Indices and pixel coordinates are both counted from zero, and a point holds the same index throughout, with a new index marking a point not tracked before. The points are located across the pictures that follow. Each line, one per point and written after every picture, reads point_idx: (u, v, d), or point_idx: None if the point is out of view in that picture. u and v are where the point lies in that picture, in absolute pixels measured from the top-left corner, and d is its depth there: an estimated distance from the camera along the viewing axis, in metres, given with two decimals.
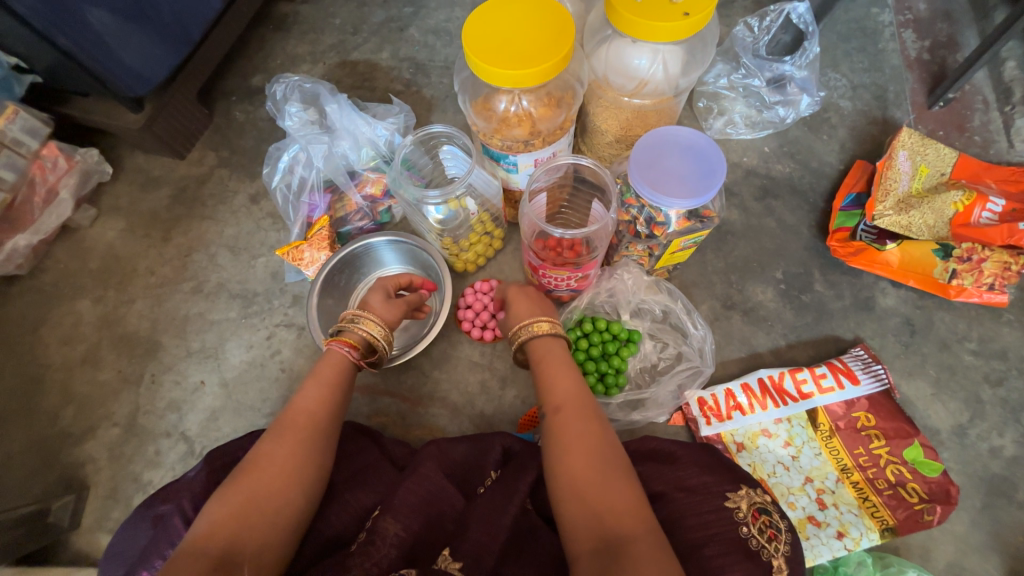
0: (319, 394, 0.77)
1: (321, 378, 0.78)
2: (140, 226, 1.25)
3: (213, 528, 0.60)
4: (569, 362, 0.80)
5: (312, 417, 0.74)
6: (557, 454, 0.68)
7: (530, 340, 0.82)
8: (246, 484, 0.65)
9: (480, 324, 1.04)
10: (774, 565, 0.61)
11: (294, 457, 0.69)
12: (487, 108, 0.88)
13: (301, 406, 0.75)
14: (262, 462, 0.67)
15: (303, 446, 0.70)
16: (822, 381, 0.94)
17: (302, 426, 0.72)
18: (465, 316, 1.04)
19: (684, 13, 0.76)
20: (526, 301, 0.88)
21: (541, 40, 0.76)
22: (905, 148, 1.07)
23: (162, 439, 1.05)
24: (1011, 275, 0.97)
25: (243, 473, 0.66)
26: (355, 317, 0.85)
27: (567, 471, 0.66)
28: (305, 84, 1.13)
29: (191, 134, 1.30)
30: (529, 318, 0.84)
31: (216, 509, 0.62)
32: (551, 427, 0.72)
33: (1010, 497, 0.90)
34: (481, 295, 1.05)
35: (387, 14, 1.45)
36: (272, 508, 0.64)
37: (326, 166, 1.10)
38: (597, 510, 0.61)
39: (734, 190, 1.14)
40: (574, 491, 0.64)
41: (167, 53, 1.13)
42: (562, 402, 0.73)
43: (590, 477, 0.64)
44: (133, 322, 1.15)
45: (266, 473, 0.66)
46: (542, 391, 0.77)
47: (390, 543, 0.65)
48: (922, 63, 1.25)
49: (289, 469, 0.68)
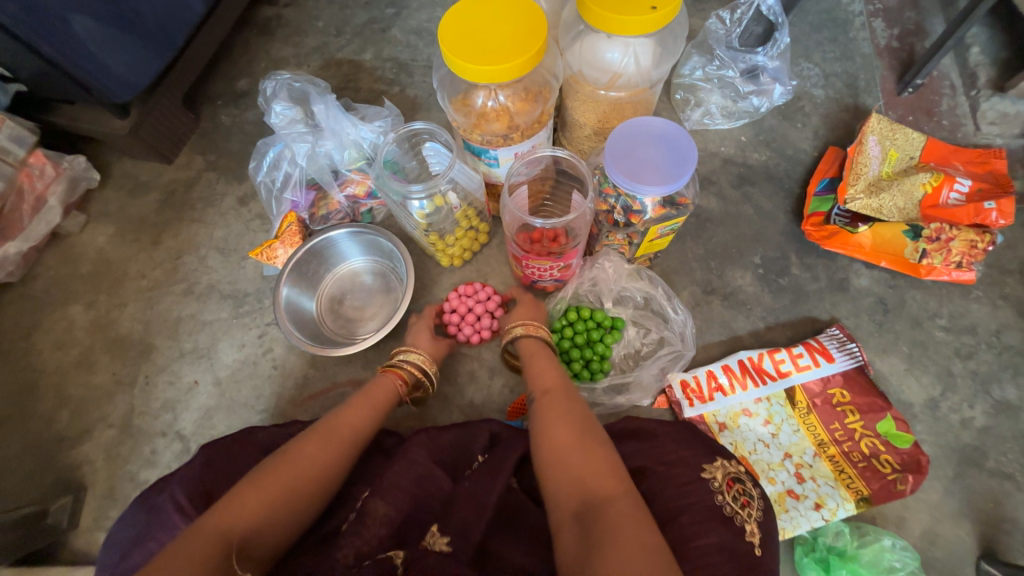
0: (366, 413, 0.82)
1: (372, 399, 0.84)
2: (130, 230, 1.26)
3: (244, 504, 0.63)
4: (553, 354, 0.86)
5: (352, 432, 0.78)
6: (543, 429, 0.72)
7: (519, 339, 0.89)
8: (281, 472, 0.69)
9: (467, 326, 1.04)
10: (747, 529, 0.65)
11: (328, 464, 0.73)
12: (465, 104, 0.91)
13: (348, 420, 0.80)
14: (295, 459, 0.71)
15: (336, 452, 0.74)
16: (799, 360, 0.97)
17: (343, 436, 0.77)
18: (451, 319, 1.05)
19: (652, 7, 0.78)
20: (528, 306, 0.96)
21: (514, 37, 0.79)
22: (874, 133, 1.11)
23: (159, 439, 1.07)
24: (978, 253, 1.01)
25: (275, 464, 0.69)
26: (408, 355, 0.94)
27: (550, 444, 0.69)
28: (295, 82, 1.13)
29: (177, 139, 1.32)
30: (516, 323, 0.91)
31: (247, 491, 0.65)
32: (539, 408, 0.76)
33: (981, 465, 0.93)
34: (469, 298, 1.05)
35: (370, 16, 1.47)
36: (296, 503, 0.67)
37: (310, 166, 1.13)
38: (578, 475, 0.63)
39: (712, 179, 1.17)
40: (557, 460, 0.67)
41: (151, 59, 1.15)
42: (549, 387, 0.79)
43: (574, 446, 0.67)
44: (126, 325, 1.17)
45: (300, 472, 0.69)
46: (530, 379, 0.82)
47: (380, 522, 0.68)
48: (891, 51, 1.29)
49: (324, 474, 0.71)
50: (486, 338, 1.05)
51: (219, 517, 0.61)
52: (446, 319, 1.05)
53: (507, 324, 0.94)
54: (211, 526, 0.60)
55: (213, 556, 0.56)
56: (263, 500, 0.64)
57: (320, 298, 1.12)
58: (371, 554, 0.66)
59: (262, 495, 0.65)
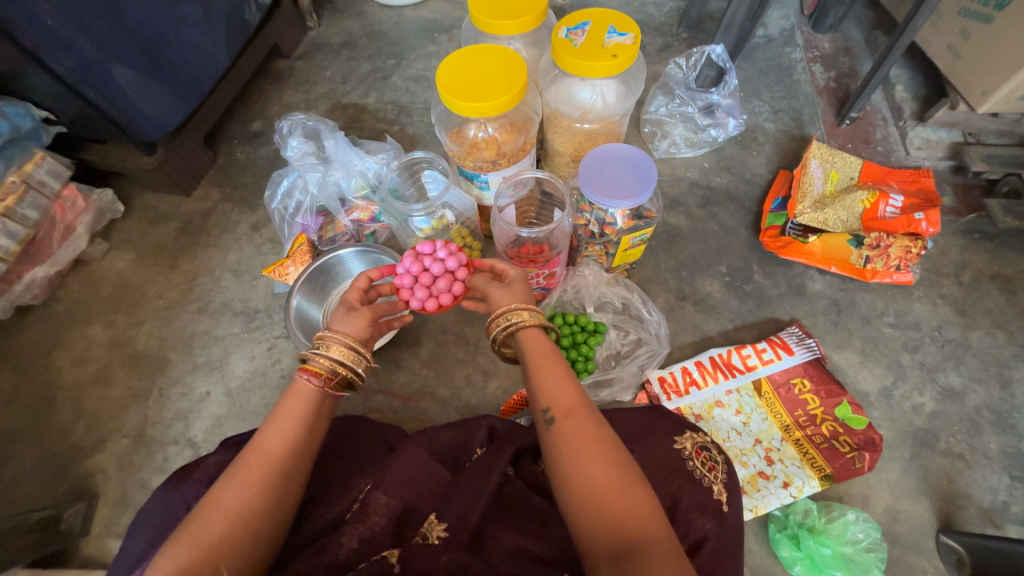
0: (289, 431, 0.71)
1: (289, 414, 0.72)
2: (149, 256, 1.37)
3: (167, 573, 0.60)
4: (564, 360, 0.75)
5: (272, 459, 0.68)
6: (572, 462, 0.65)
7: (520, 331, 0.77)
8: (197, 526, 0.63)
9: (420, 291, 0.87)
10: (713, 489, 0.74)
11: (251, 502, 0.65)
12: (460, 135, 1.05)
13: (265, 445, 0.69)
14: (209, 509, 0.64)
15: (256, 486, 0.66)
16: (763, 354, 1.08)
17: (266, 464, 0.68)
18: (403, 281, 0.88)
19: (613, 55, 0.95)
20: (522, 286, 0.83)
21: (499, 80, 0.94)
22: (816, 157, 1.27)
23: (171, 446, 1.13)
24: (912, 257, 1.15)
25: (196, 517, 0.64)
26: (323, 344, 0.78)
27: (585, 482, 0.63)
28: (308, 121, 1.30)
29: (196, 174, 1.46)
30: (515, 305, 0.79)
31: (168, 556, 0.61)
32: (560, 432, 0.68)
33: (933, 446, 1.02)
34: (423, 258, 0.89)
35: (373, 66, 1.68)
36: (226, 554, 0.62)
37: (320, 193, 1.25)
38: (617, 516, 0.61)
39: (681, 201, 1.32)
40: (594, 500, 0.62)
41: (181, 105, 1.31)
42: (569, 404, 0.70)
43: (611, 485, 0.63)
44: (143, 341, 1.25)
45: (222, 517, 0.64)
46: (542, 390, 0.72)
47: (380, 513, 0.74)
48: (830, 90, 1.48)
49: (250, 512, 0.65)
50: (444, 306, 0.88)
51: None
52: (398, 282, 0.89)
53: (497, 304, 0.81)
54: None
55: None
56: (179, 562, 0.60)
57: (328, 310, 1.22)
58: (372, 540, 0.72)
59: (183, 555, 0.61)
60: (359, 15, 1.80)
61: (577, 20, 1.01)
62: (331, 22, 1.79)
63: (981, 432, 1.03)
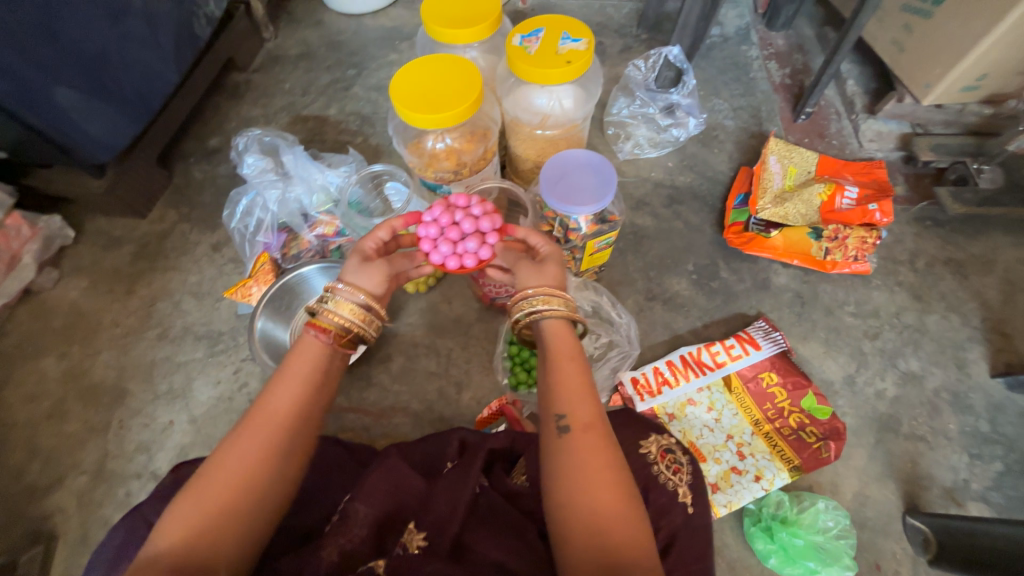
0: (296, 392, 0.70)
1: (295, 374, 0.71)
2: (104, 282, 1.31)
3: (172, 533, 0.60)
4: (587, 367, 0.73)
5: (280, 420, 0.68)
6: (575, 482, 0.64)
7: (545, 323, 0.76)
8: (204, 486, 0.63)
9: (446, 244, 0.79)
10: (679, 492, 0.75)
11: (257, 463, 0.65)
12: (418, 147, 1.03)
13: (271, 407, 0.69)
14: (216, 469, 0.64)
15: (261, 448, 0.66)
16: (732, 350, 1.09)
17: (270, 427, 0.67)
18: (429, 231, 0.80)
19: (567, 61, 0.95)
20: (555, 269, 0.81)
21: (454, 90, 0.93)
22: (774, 154, 1.30)
23: (134, 480, 1.08)
24: (869, 247, 1.19)
25: (205, 476, 0.64)
26: (335, 297, 0.77)
27: (586, 505, 0.63)
28: (264, 137, 1.27)
29: (152, 194, 1.41)
30: (544, 287, 0.78)
31: (176, 514, 0.61)
32: (569, 445, 0.67)
33: (896, 430, 1.05)
34: (455, 211, 0.80)
35: (333, 77, 1.65)
36: (232, 518, 0.62)
37: (281, 210, 1.23)
38: (611, 541, 0.61)
39: (646, 201, 1.33)
40: (592, 524, 0.61)
41: (130, 124, 1.26)
42: (585, 419, 0.68)
43: (611, 510, 0.62)
44: (100, 372, 1.19)
45: (227, 479, 0.63)
46: (559, 394, 0.70)
47: (362, 522, 0.72)
48: (785, 86, 1.52)
49: (256, 474, 0.65)
50: (467, 268, 0.79)
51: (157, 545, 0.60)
52: (422, 230, 0.80)
53: (524, 283, 0.80)
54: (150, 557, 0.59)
55: None
56: (187, 521, 0.60)
57: (295, 330, 1.19)
58: (354, 552, 0.69)
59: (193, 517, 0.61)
60: (317, 25, 1.77)
61: (530, 27, 1.01)
62: (289, 33, 1.76)
63: (941, 414, 1.07)
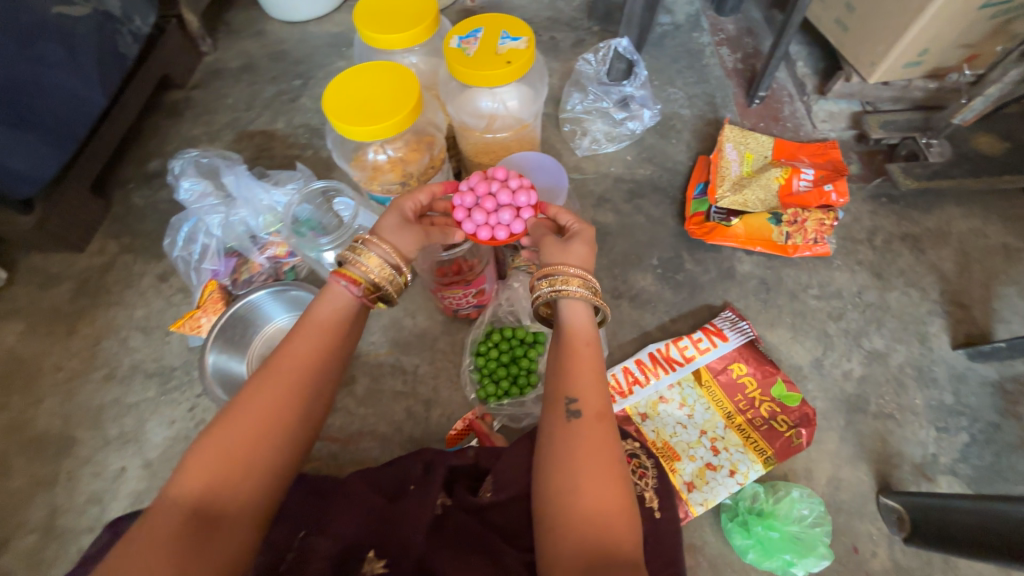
0: (318, 346, 0.69)
1: (320, 323, 0.70)
2: (42, 324, 1.23)
3: (192, 479, 0.58)
4: (601, 359, 0.68)
5: (302, 372, 0.66)
6: (574, 472, 0.60)
7: (564, 304, 0.70)
8: (225, 431, 0.61)
9: (480, 215, 0.76)
10: (645, 496, 0.76)
11: (279, 410, 0.63)
12: (360, 160, 0.99)
13: (293, 354, 0.67)
14: (237, 413, 0.62)
15: (285, 395, 0.64)
16: (700, 344, 1.08)
17: (296, 374, 0.66)
18: (464, 200, 0.77)
19: (507, 61, 0.91)
20: (584, 249, 0.74)
21: (390, 99, 0.89)
22: (729, 141, 1.29)
23: (86, 535, 1.02)
24: (827, 228, 1.19)
25: (227, 419, 0.62)
26: (366, 250, 0.73)
27: (585, 495, 0.59)
28: (202, 158, 1.21)
29: (89, 226, 1.33)
30: (572, 266, 0.71)
31: (198, 457, 0.60)
32: (575, 430, 0.63)
33: (865, 410, 1.05)
34: (493, 182, 0.78)
35: (279, 89, 1.58)
36: (253, 465, 0.61)
37: (226, 235, 1.17)
38: (605, 534, 0.57)
39: (607, 197, 1.31)
40: (589, 515, 0.58)
41: (56, 153, 1.17)
42: (596, 406, 0.64)
43: (611, 504, 0.59)
44: (43, 422, 1.12)
45: (250, 423, 0.62)
46: (564, 378, 0.66)
47: (322, 557, 0.66)
48: (738, 71, 1.51)
49: (279, 420, 0.63)
50: (498, 240, 0.77)
51: (179, 489, 0.58)
52: (456, 199, 0.78)
53: (547, 260, 0.73)
54: (171, 499, 0.57)
55: (172, 538, 0.55)
56: (208, 466, 0.59)
57: (251, 358, 1.14)
58: None
59: (211, 460, 0.59)
60: (259, 35, 1.69)
61: (468, 27, 0.97)
62: (228, 45, 1.67)
63: (907, 390, 1.08)
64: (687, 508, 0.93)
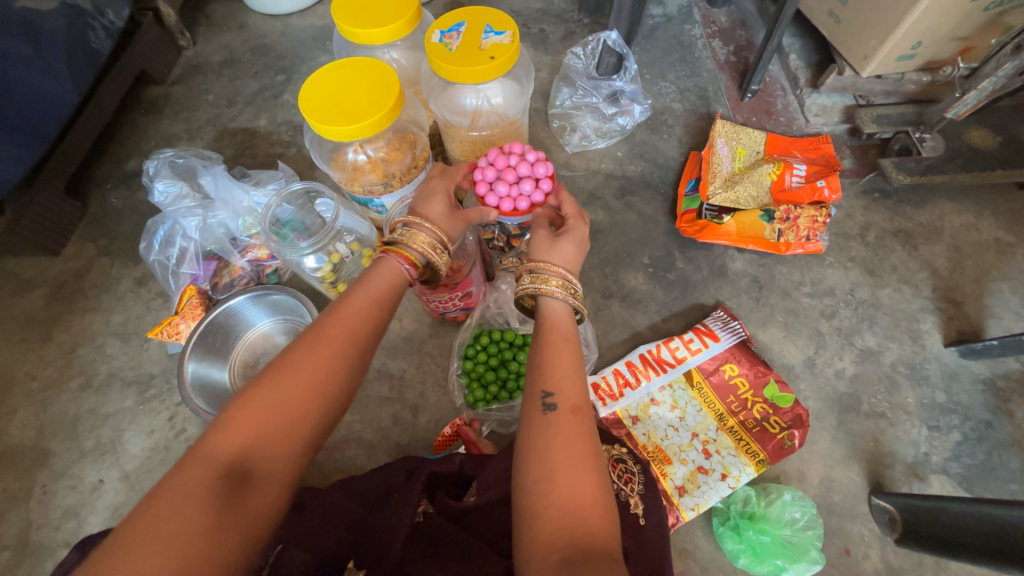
0: (367, 314, 0.65)
1: (371, 293, 0.67)
2: (16, 331, 1.19)
3: (230, 434, 0.54)
4: (578, 352, 0.65)
5: (350, 337, 0.62)
6: (545, 466, 0.57)
7: (540, 300, 0.68)
8: (272, 385, 0.57)
9: (503, 186, 0.80)
10: (630, 502, 0.74)
11: (326, 373, 0.59)
12: (340, 161, 0.96)
13: (341, 319, 0.63)
14: (286, 369, 0.58)
15: (333, 360, 0.60)
16: (691, 345, 1.06)
17: (347, 339, 0.62)
18: (486, 174, 0.82)
19: (490, 57, 0.88)
20: (573, 250, 0.73)
21: (368, 98, 0.85)
22: (721, 136, 1.26)
23: (62, 550, 0.99)
24: (819, 226, 1.17)
25: (275, 373, 0.58)
26: (416, 228, 0.72)
27: (576, 485, 0.56)
28: (178, 159, 1.15)
29: (63, 229, 1.28)
30: (553, 266, 0.70)
31: (242, 410, 0.55)
32: (556, 424, 0.59)
33: (858, 410, 1.05)
34: (511, 156, 0.83)
35: (261, 84, 1.53)
36: (295, 428, 0.56)
37: (205, 238, 1.13)
38: (588, 527, 0.54)
39: (598, 194, 1.29)
40: (575, 509, 0.55)
41: (24, 154, 1.13)
42: (568, 402, 0.60)
43: (592, 498, 0.56)
44: (17, 434, 1.08)
45: (298, 381, 0.57)
46: (538, 364, 0.63)
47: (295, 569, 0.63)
48: (731, 64, 1.48)
49: (325, 385, 0.59)
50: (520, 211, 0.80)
51: (216, 442, 0.54)
52: (478, 173, 0.82)
53: (534, 254, 0.73)
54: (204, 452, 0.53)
55: (201, 494, 0.50)
56: (250, 421, 0.55)
57: (233, 365, 1.11)
58: None
59: (251, 416, 0.55)
60: (240, 29, 1.64)
61: (451, 21, 0.94)
62: (208, 39, 1.62)
63: (899, 388, 1.07)
64: (678, 513, 0.92)
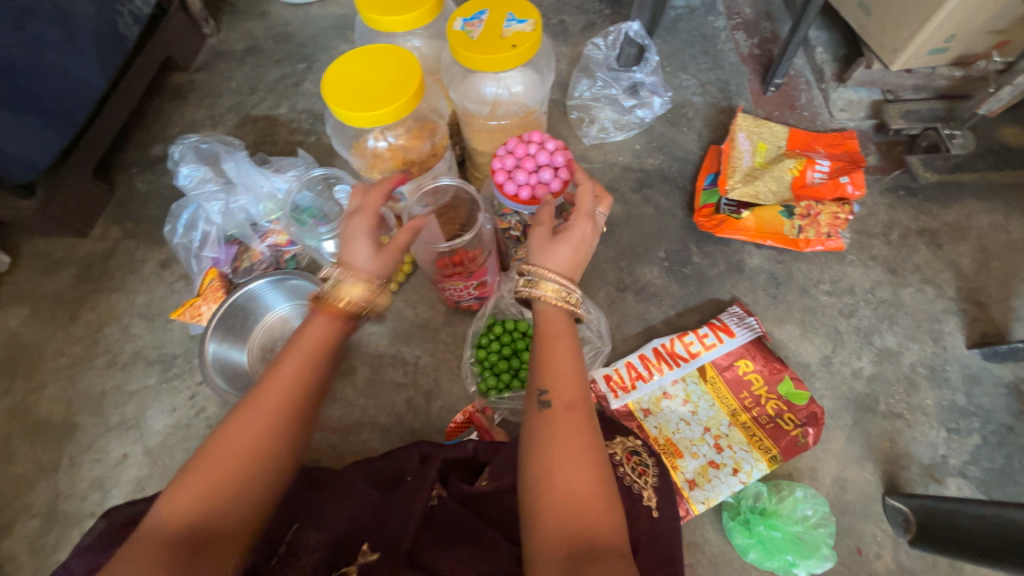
0: (303, 367, 0.63)
1: (303, 347, 0.65)
2: (46, 309, 1.23)
3: (173, 511, 0.55)
4: (576, 346, 0.65)
5: (286, 396, 0.61)
6: (543, 465, 0.58)
7: (535, 301, 0.68)
8: (215, 458, 0.57)
9: (520, 174, 0.81)
10: (644, 494, 0.74)
11: (266, 437, 0.59)
12: (360, 147, 0.97)
13: (274, 380, 0.62)
14: (222, 441, 0.58)
15: (270, 423, 0.60)
16: (705, 339, 1.06)
17: (286, 397, 0.61)
18: (504, 162, 0.83)
19: (512, 45, 0.88)
20: (568, 257, 0.69)
21: (390, 84, 0.86)
22: (742, 130, 1.25)
23: (88, 520, 1.03)
24: (841, 222, 1.15)
25: (213, 446, 0.58)
26: (344, 280, 0.69)
27: (569, 485, 0.56)
28: (201, 144, 1.18)
29: (91, 212, 1.32)
30: (547, 269, 0.68)
31: (182, 486, 0.56)
32: (556, 424, 0.59)
33: (874, 410, 1.03)
34: (530, 145, 0.83)
35: (282, 72, 1.55)
36: (238, 496, 0.57)
37: (226, 222, 1.15)
38: (585, 524, 0.54)
39: (615, 187, 1.28)
40: (570, 509, 0.55)
41: (55, 137, 1.16)
42: (568, 396, 0.61)
43: (591, 495, 0.56)
44: (46, 408, 1.13)
45: (236, 453, 0.58)
46: (537, 367, 0.63)
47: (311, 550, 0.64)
48: (754, 57, 1.45)
49: (265, 451, 0.59)
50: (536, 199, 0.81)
51: (164, 519, 0.55)
52: (497, 162, 0.83)
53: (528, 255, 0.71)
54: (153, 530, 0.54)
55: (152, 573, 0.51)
56: (193, 496, 0.56)
57: (252, 347, 1.14)
58: None
59: (196, 491, 0.56)
60: (262, 17, 1.66)
61: (473, 9, 0.94)
62: (231, 27, 1.64)
63: (918, 389, 1.05)
64: (688, 506, 0.92)
